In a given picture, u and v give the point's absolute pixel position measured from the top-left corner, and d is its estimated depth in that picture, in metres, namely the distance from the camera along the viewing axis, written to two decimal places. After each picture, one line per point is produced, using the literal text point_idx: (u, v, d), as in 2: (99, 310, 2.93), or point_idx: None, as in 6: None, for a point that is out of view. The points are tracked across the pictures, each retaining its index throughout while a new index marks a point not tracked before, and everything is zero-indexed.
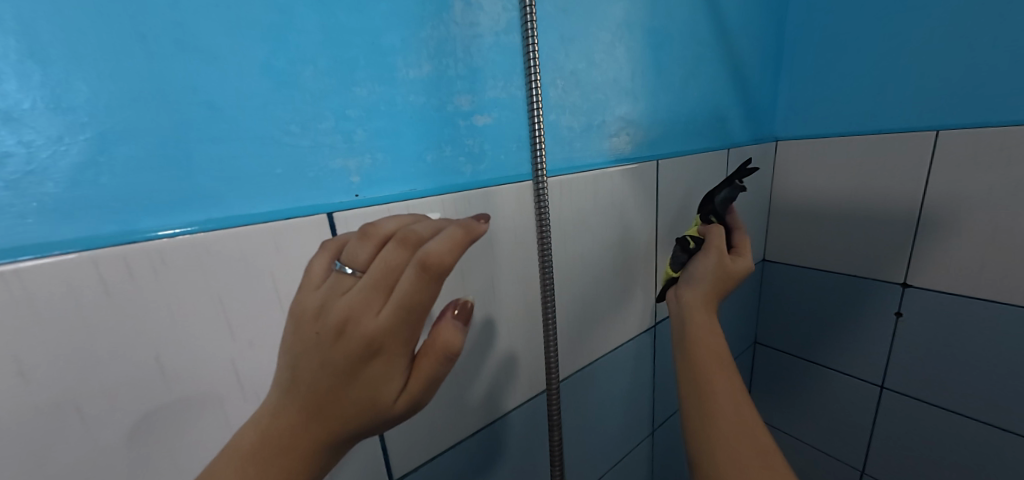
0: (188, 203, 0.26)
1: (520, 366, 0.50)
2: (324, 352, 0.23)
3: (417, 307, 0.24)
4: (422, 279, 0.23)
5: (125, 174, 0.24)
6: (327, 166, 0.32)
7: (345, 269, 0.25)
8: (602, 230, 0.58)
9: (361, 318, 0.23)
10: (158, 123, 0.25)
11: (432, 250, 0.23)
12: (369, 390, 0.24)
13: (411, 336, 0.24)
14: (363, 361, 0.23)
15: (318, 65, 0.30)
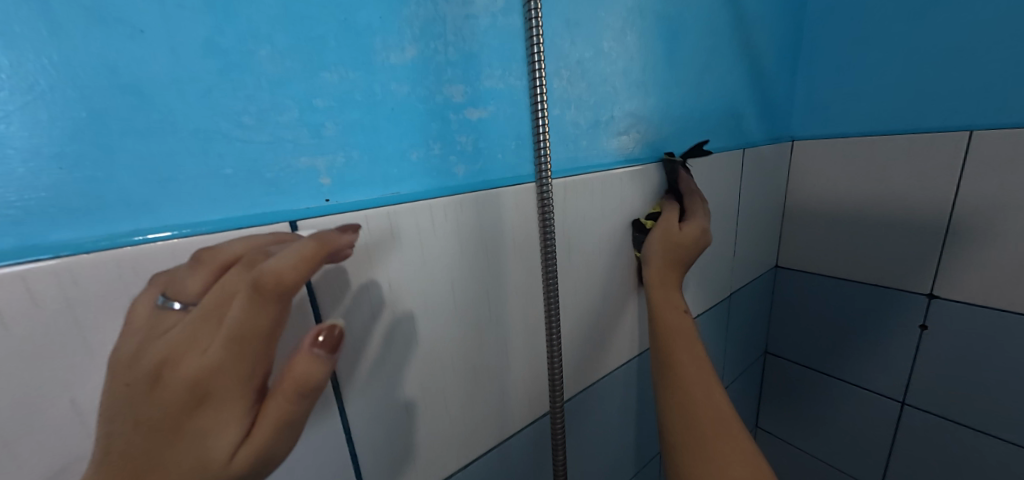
0: (109, 210, 0.21)
1: (517, 389, 0.45)
2: (138, 405, 0.18)
3: (254, 336, 0.20)
4: (257, 303, 0.20)
5: (21, 176, 0.19)
6: (290, 166, 0.27)
7: (174, 305, 0.21)
8: (607, 237, 0.52)
9: (182, 357, 0.19)
10: (64, 113, 0.20)
11: (269, 269, 0.20)
12: (193, 449, 0.18)
13: (251, 371, 0.20)
14: (187, 411, 0.19)
15: (276, 46, 0.25)
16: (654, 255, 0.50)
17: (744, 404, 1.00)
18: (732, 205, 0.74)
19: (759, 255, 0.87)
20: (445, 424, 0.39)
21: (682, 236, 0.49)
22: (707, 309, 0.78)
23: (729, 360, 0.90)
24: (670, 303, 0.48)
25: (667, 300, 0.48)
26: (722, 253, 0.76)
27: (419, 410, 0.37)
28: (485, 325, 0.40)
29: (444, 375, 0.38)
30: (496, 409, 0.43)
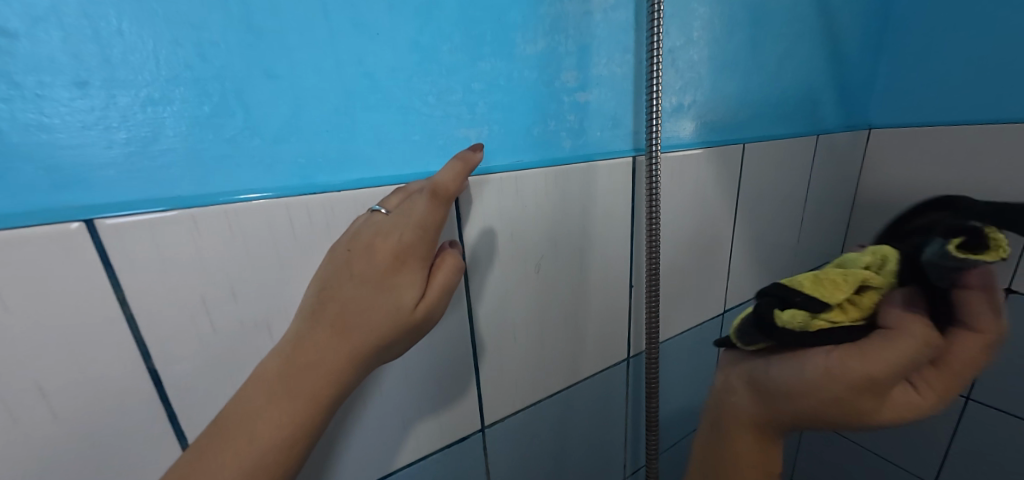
0: (350, 162, 0.31)
1: (581, 342, 0.52)
2: (360, 266, 0.27)
3: (430, 225, 0.29)
4: (434, 204, 0.29)
5: (306, 136, 0.28)
6: (453, 135, 0.35)
7: (381, 211, 0.30)
8: (669, 217, 0.57)
9: (387, 236, 0.28)
10: (331, 92, 0.29)
11: (442, 179, 0.29)
12: (390, 297, 0.27)
13: (426, 252, 0.29)
14: (390, 271, 0.27)
15: (453, 42, 0.33)
16: (816, 409, 0.33)
17: None
18: (796, 194, 0.75)
19: (823, 244, 0.88)
20: (540, 354, 0.49)
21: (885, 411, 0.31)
22: None
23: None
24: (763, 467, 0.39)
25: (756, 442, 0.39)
26: (786, 239, 0.78)
27: (518, 340, 0.46)
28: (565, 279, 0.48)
29: (540, 316, 0.47)
30: (561, 358, 0.51)
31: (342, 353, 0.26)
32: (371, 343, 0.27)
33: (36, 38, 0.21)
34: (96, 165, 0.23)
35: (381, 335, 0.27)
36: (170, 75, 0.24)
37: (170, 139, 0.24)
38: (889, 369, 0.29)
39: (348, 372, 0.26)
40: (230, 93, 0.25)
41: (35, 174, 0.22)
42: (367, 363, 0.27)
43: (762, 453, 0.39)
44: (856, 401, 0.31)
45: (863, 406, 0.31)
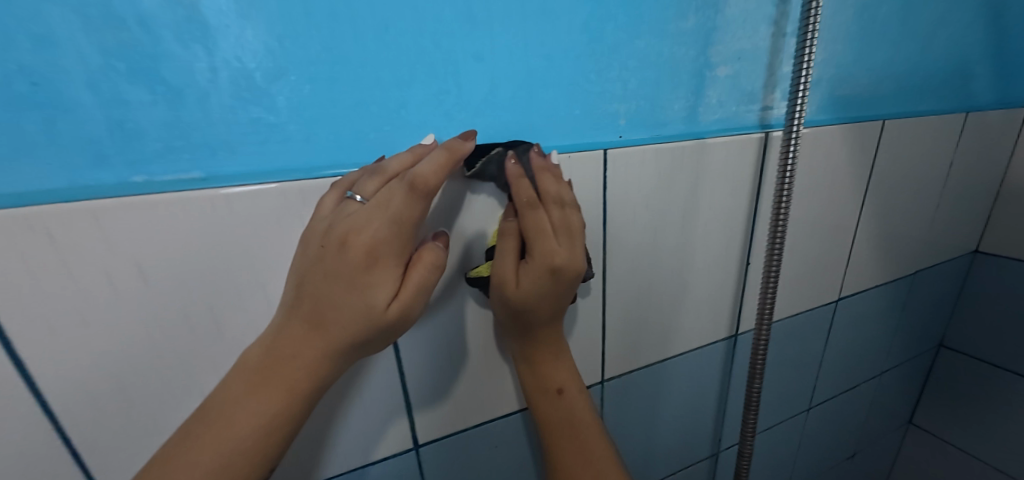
0: (523, 132, 0.36)
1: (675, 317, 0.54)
2: (330, 262, 0.28)
3: (408, 221, 0.29)
4: (413, 199, 0.29)
5: (495, 110, 0.34)
6: (606, 110, 0.39)
7: (354, 197, 0.28)
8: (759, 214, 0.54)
9: (362, 230, 0.27)
10: (517, 72, 0.34)
11: (423, 171, 0.29)
12: (363, 296, 0.28)
13: (402, 248, 0.29)
14: (364, 268, 0.28)
15: (617, 22, 0.36)
16: (502, 320, 0.40)
17: (901, 394, 0.96)
18: (910, 192, 0.68)
19: (957, 236, 0.80)
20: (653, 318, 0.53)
21: (520, 294, 0.36)
22: (886, 283, 0.76)
23: (870, 354, 0.84)
24: (538, 389, 0.43)
25: (538, 383, 0.43)
26: (915, 228, 0.73)
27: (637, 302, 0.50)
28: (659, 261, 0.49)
29: (658, 283, 0.50)
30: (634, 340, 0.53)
31: (320, 347, 0.28)
32: (348, 339, 0.28)
33: (333, 32, 0.28)
34: (363, 131, 0.31)
35: (356, 332, 0.28)
36: (413, 60, 0.30)
37: (407, 112, 0.31)
38: (504, 257, 0.36)
39: (325, 364, 0.29)
40: (449, 75, 0.32)
41: (327, 139, 0.30)
42: (349, 356, 0.30)
43: (535, 376, 0.43)
44: (505, 292, 0.37)
45: (514, 294, 0.36)
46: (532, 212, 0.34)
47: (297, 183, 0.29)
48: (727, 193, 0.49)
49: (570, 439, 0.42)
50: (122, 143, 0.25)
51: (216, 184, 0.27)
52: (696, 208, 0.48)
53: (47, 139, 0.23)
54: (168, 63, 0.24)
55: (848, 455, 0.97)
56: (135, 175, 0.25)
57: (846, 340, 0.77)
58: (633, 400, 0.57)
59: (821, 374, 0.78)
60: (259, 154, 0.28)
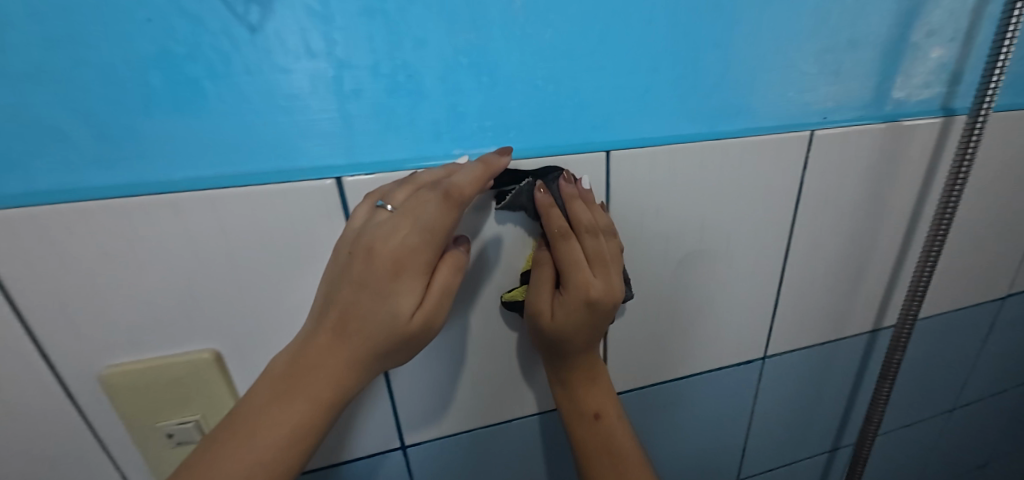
0: (741, 115, 0.38)
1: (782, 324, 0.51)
2: (358, 270, 0.28)
3: (440, 229, 0.29)
4: (443, 207, 0.28)
5: (723, 92, 0.36)
6: (817, 92, 0.40)
7: (384, 206, 0.29)
8: (864, 227, 0.49)
9: (387, 238, 0.28)
10: (748, 57, 0.36)
11: (458, 181, 0.29)
12: (389, 308, 0.28)
13: (431, 256, 0.29)
14: (389, 276, 0.28)
15: (845, 4, 0.37)
16: (536, 345, 0.39)
17: None
18: None
19: None
20: (823, 303, 0.52)
21: (556, 325, 0.36)
22: None
23: None
24: (575, 412, 0.41)
25: (572, 408, 0.42)
26: None
27: (813, 286, 0.50)
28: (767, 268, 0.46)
29: (836, 267, 0.50)
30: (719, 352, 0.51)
31: (343, 358, 0.29)
32: (370, 349, 0.28)
33: (609, 25, 0.31)
34: (615, 113, 0.34)
35: (378, 342, 0.28)
36: (667, 49, 0.33)
37: (652, 96, 0.34)
38: (540, 285, 0.36)
39: (347, 376, 0.29)
40: (693, 60, 0.34)
41: (587, 120, 0.34)
42: (369, 368, 0.30)
43: (571, 400, 0.41)
44: (540, 321, 0.36)
45: (550, 323, 0.36)
46: (564, 243, 0.34)
47: (565, 158, 0.34)
48: (827, 200, 0.45)
49: (612, 467, 0.39)
50: (454, 125, 0.32)
51: (509, 158, 0.33)
52: (885, 191, 0.48)
53: (408, 119, 0.30)
54: (492, 58, 0.30)
55: (978, 465, 0.90)
56: (457, 148, 0.32)
57: (1005, 340, 0.72)
58: (789, 379, 0.57)
59: (970, 375, 0.73)
60: (538, 132, 0.34)
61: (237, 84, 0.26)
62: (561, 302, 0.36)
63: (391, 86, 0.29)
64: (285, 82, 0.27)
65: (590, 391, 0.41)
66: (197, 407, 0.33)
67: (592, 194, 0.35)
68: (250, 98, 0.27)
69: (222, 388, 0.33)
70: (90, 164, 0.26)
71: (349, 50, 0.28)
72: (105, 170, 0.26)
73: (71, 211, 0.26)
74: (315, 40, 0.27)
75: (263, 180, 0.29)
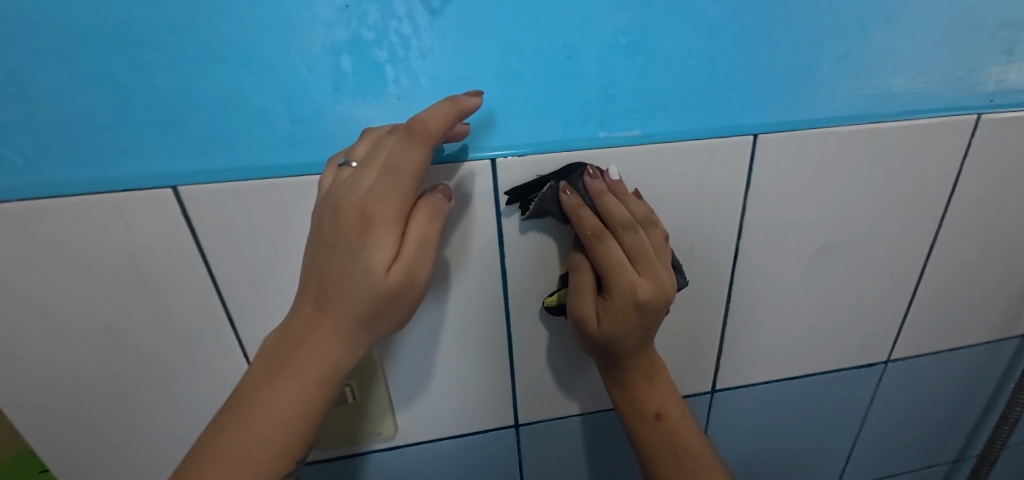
0: (901, 96, 0.34)
1: (857, 340, 0.47)
2: (327, 231, 0.27)
3: (405, 169, 0.26)
4: (406, 146, 0.26)
5: (885, 71, 0.33)
6: (993, 71, 0.35)
7: (350, 163, 0.27)
8: (1001, 230, 0.44)
9: (349, 193, 0.26)
10: (921, 30, 0.32)
11: (423, 116, 0.26)
12: (359, 264, 0.26)
13: (400, 202, 0.26)
14: (359, 232, 0.26)
15: None
16: (584, 348, 0.37)
17: None
18: None
19: None
20: (958, 307, 0.48)
21: (604, 333, 0.33)
22: None
23: None
24: (634, 411, 0.37)
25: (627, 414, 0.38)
26: None
27: (950, 288, 0.46)
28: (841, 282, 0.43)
29: (979, 268, 0.46)
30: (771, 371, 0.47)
31: (329, 325, 0.27)
32: (350, 310, 0.27)
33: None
34: (767, 93, 0.32)
35: (355, 301, 0.27)
36: (832, 23, 0.30)
37: (807, 75, 0.32)
38: (579, 291, 0.33)
39: (337, 341, 0.28)
40: (856, 35, 0.31)
41: (737, 102, 0.32)
42: (360, 333, 0.28)
43: (628, 400, 0.37)
44: (586, 330, 0.34)
45: (596, 332, 0.33)
46: (601, 245, 0.31)
47: (713, 141, 0.33)
48: (909, 213, 0.40)
49: (680, 470, 0.35)
50: (602, 106, 0.31)
51: (655, 141, 0.32)
52: None
53: (558, 101, 0.31)
54: (647, 35, 0.29)
55: None
56: (602, 130, 0.32)
57: None
58: (903, 386, 0.53)
59: None
60: (683, 115, 0.32)
61: (413, 68, 0.28)
62: (604, 310, 0.32)
63: (550, 68, 0.29)
64: (454, 67, 0.28)
65: (648, 388, 0.37)
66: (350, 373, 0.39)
67: (622, 184, 0.32)
68: (423, 83, 0.28)
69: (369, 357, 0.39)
70: (284, 143, 0.28)
71: (516, 34, 0.28)
72: (291, 151, 0.28)
73: (267, 185, 0.29)
74: (487, 26, 0.28)
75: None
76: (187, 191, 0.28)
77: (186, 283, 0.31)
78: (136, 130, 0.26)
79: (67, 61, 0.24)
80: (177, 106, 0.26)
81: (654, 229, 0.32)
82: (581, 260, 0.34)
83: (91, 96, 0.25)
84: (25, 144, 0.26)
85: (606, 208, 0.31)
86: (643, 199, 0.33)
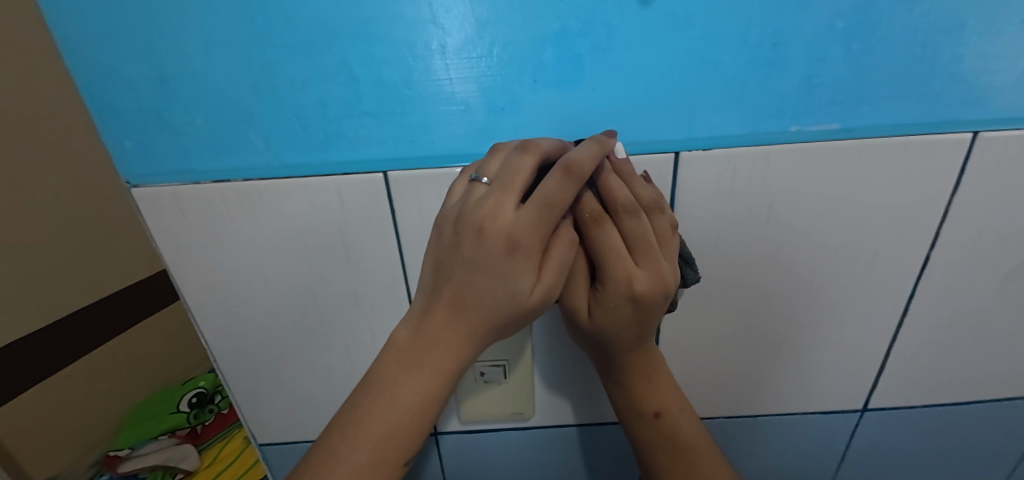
0: None
1: (917, 373, 0.48)
2: (468, 250, 0.30)
3: (557, 204, 0.30)
4: (566, 182, 0.29)
5: None
6: None
7: (480, 179, 0.31)
8: None
9: (495, 219, 0.29)
10: None
11: (579, 156, 0.30)
12: (509, 285, 0.30)
13: (543, 232, 0.30)
14: (506, 254, 0.29)
15: None
16: (579, 337, 0.41)
17: None
18: None
19: None
20: None
21: (600, 323, 0.36)
22: None
23: None
24: (635, 412, 0.44)
25: (633, 405, 0.44)
26: None
27: None
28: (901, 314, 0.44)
29: None
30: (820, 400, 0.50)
31: (463, 328, 0.32)
32: (489, 318, 0.31)
33: None
34: (967, 85, 0.33)
35: (497, 313, 0.31)
36: None
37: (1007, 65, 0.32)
38: (577, 279, 0.37)
39: (464, 347, 0.32)
40: None
41: (937, 92, 0.34)
42: (483, 337, 0.33)
43: (630, 402, 0.44)
44: (582, 315, 0.37)
45: (594, 318, 0.37)
46: (598, 229, 0.33)
47: (913, 138, 0.35)
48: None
49: (681, 459, 0.43)
50: (802, 98, 0.34)
51: (855, 135, 0.35)
52: None
53: (756, 91, 0.34)
54: (861, 27, 0.31)
55: None
56: (793, 124, 0.35)
57: None
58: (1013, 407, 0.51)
59: None
60: (878, 109, 0.34)
61: (630, 64, 0.33)
62: (600, 302, 0.35)
63: (755, 56, 0.33)
64: (657, 58, 0.33)
65: (653, 393, 0.43)
66: (504, 353, 0.49)
67: (627, 162, 0.35)
68: (610, 76, 0.33)
69: (522, 342, 0.49)
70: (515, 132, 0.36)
71: (716, 29, 0.32)
72: (480, 138, 0.36)
73: (441, 174, 0.37)
74: (696, 17, 0.31)
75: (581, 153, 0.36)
76: (393, 176, 0.37)
77: (370, 239, 0.40)
78: (357, 118, 0.35)
79: (314, 57, 0.32)
80: (395, 95, 0.34)
81: (658, 218, 0.34)
82: (580, 249, 0.37)
83: (330, 86, 0.33)
84: (269, 130, 0.35)
85: (608, 192, 0.34)
86: (654, 188, 0.36)
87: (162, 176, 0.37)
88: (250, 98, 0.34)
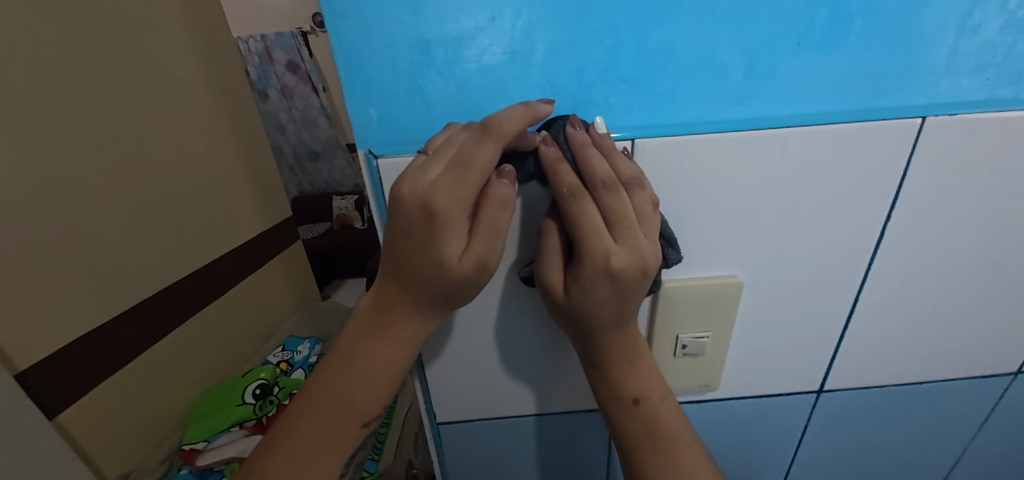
0: None
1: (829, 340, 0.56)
2: (395, 219, 0.35)
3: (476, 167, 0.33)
4: (482, 141, 0.33)
5: None
6: None
7: (426, 152, 0.37)
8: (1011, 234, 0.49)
9: (417, 179, 0.34)
10: None
11: (503, 122, 0.33)
12: (437, 252, 0.35)
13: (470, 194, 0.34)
14: (426, 218, 0.34)
15: None
16: (555, 312, 0.43)
17: None
18: None
19: None
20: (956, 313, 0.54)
21: (574, 299, 0.40)
22: None
23: None
24: (615, 397, 0.46)
25: (612, 390, 0.46)
26: None
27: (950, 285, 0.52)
28: (835, 270, 0.50)
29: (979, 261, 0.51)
30: (778, 364, 0.58)
31: (405, 297, 0.39)
32: (419, 284, 0.37)
33: None
34: None
35: (422, 276, 0.36)
36: None
37: None
38: (552, 261, 0.41)
39: (412, 317, 0.40)
40: None
41: None
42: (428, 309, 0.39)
43: (609, 387, 0.46)
44: (558, 290, 0.41)
45: (572, 297, 0.40)
46: (575, 203, 0.37)
47: None
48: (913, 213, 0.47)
49: (658, 443, 0.45)
50: None
51: None
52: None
53: (1003, 58, 0.39)
54: None
55: None
56: None
57: None
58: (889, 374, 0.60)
59: None
60: None
61: (930, 45, 0.38)
62: (574, 279, 0.39)
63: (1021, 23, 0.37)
64: (925, 20, 0.37)
65: (633, 378, 0.45)
66: (710, 328, 0.52)
67: (606, 137, 0.39)
68: (874, 36, 0.37)
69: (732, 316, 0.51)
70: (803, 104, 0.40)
71: None
72: (729, 104, 0.40)
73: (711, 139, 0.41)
74: None
75: (775, 124, 0.40)
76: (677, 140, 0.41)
77: None
78: (670, 81, 0.39)
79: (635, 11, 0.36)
80: (702, 65, 0.38)
81: (642, 194, 0.37)
82: (554, 229, 0.41)
83: (677, 54, 0.38)
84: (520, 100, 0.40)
85: (585, 169, 0.37)
86: (631, 165, 0.39)
87: (407, 148, 0.42)
88: (584, 76, 0.39)
